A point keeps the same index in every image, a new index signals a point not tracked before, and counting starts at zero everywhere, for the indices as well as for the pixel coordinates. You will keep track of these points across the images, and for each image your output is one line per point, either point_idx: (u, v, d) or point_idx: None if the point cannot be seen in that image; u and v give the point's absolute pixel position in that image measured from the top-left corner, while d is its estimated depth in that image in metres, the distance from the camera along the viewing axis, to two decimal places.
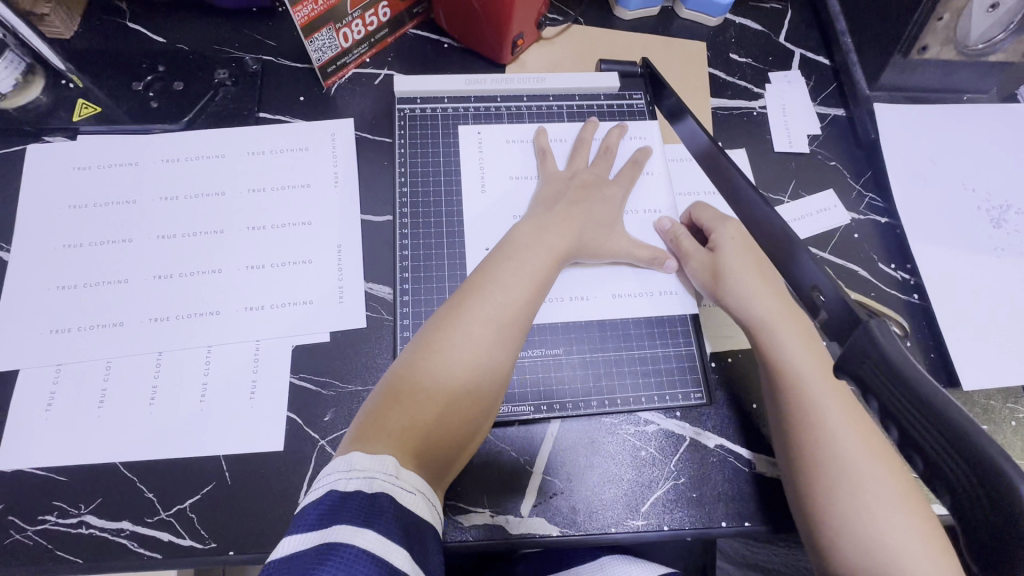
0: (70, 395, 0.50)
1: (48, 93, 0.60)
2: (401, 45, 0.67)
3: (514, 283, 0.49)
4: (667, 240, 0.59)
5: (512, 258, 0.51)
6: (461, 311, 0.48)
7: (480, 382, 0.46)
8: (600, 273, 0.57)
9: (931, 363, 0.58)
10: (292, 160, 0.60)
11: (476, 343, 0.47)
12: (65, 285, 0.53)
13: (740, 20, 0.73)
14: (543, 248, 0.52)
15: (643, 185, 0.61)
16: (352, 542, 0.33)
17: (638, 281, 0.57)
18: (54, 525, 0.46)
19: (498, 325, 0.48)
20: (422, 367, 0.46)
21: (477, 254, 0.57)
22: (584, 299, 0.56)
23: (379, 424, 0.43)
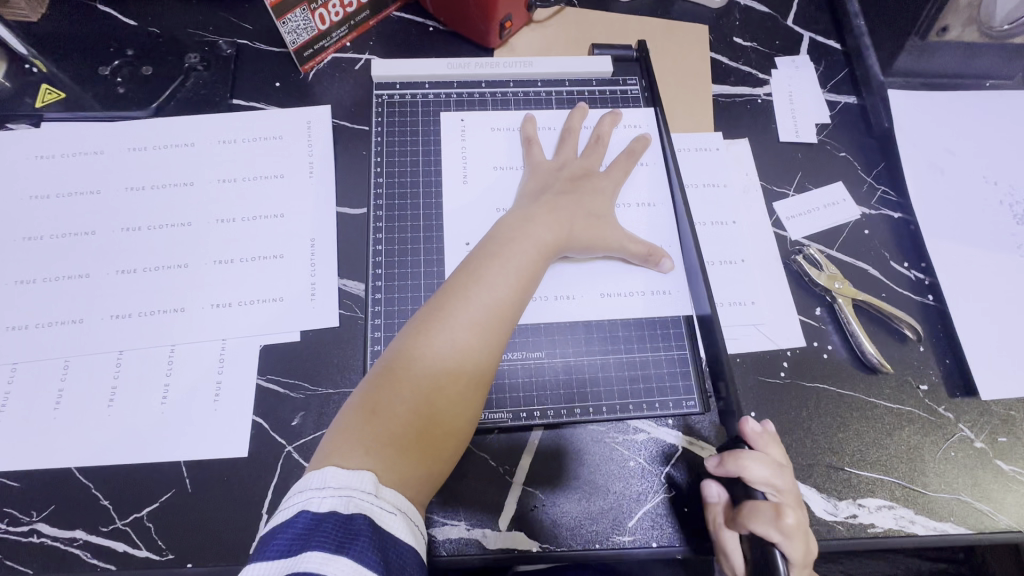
0: (26, 396, 0.47)
1: (12, 79, 0.57)
2: (383, 29, 0.64)
3: (499, 280, 0.46)
4: (662, 235, 0.55)
5: (498, 253, 0.47)
6: (445, 311, 0.44)
7: (469, 385, 0.43)
8: (588, 271, 0.53)
9: (947, 368, 0.54)
10: (265, 149, 0.57)
11: (458, 346, 0.43)
12: (23, 280, 0.50)
13: (745, 1, 0.69)
14: (531, 243, 0.48)
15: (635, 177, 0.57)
16: (324, 572, 0.32)
17: (630, 281, 0.53)
18: (4, 534, 0.44)
19: (485, 325, 0.44)
20: (404, 372, 0.42)
21: (458, 248, 0.53)
22: (571, 299, 0.52)
23: (360, 437, 0.40)
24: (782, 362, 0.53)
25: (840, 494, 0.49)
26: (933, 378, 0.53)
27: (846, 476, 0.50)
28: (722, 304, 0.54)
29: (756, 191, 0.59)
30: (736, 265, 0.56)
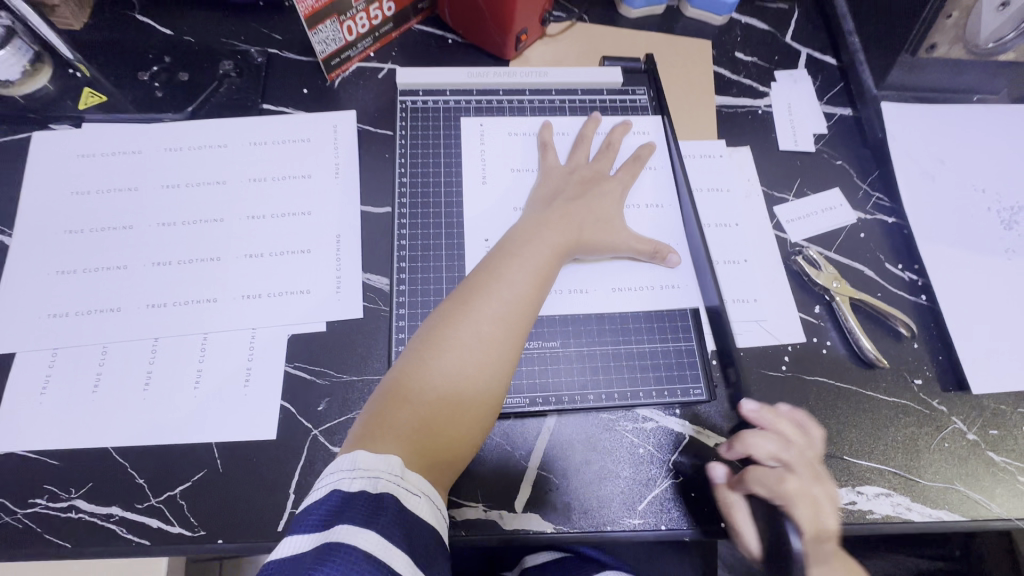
0: (66, 379, 0.49)
1: (57, 82, 0.60)
2: (405, 41, 0.67)
3: (517, 276, 0.49)
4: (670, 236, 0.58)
5: (514, 251, 0.51)
6: (468, 307, 0.47)
7: (492, 377, 0.45)
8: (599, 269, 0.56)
9: (940, 365, 0.57)
10: (294, 151, 0.60)
11: (481, 339, 0.46)
12: (64, 270, 0.53)
13: (746, 19, 0.73)
14: (546, 245, 0.51)
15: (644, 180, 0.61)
16: (352, 542, 0.34)
17: (639, 279, 0.56)
18: (44, 509, 0.46)
19: (506, 317, 0.47)
20: (429, 362, 0.45)
21: (476, 245, 0.56)
22: (584, 294, 0.55)
23: (389, 422, 0.42)
24: (784, 357, 0.56)
25: (841, 481, 0.51)
26: (927, 374, 0.56)
27: (846, 464, 0.52)
28: (727, 301, 0.57)
29: (758, 196, 0.63)
30: (740, 264, 0.59)
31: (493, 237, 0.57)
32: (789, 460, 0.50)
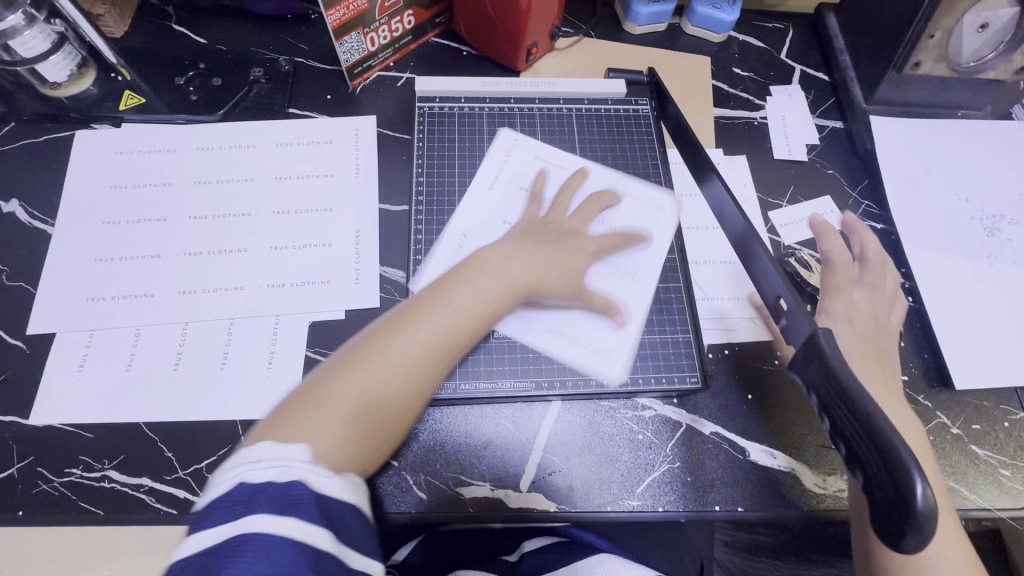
0: (102, 358, 0.53)
1: (99, 85, 0.65)
2: (423, 52, 0.72)
3: (466, 301, 0.48)
4: (635, 299, 0.58)
5: (469, 276, 0.50)
6: (415, 322, 0.46)
7: (416, 396, 0.45)
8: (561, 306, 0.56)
9: (926, 363, 0.60)
10: (318, 152, 0.64)
11: (417, 358, 0.45)
12: (102, 258, 0.57)
13: (743, 37, 0.77)
14: (507, 279, 0.50)
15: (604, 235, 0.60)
16: (263, 533, 0.33)
17: (591, 327, 0.56)
18: (79, 478, 0.49)
19: (442, 340, 0.46)
20: (361, 369, 0.43)
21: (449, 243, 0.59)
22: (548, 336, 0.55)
23: (304, 419, 0.40)
24: (776, 352, 0.58)
25: (831, 471, 0.54)
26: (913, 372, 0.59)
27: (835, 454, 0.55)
28: (722, 298, 0.60)
29: (753, 201, 0.66)
30: (735, 264, 0.62)
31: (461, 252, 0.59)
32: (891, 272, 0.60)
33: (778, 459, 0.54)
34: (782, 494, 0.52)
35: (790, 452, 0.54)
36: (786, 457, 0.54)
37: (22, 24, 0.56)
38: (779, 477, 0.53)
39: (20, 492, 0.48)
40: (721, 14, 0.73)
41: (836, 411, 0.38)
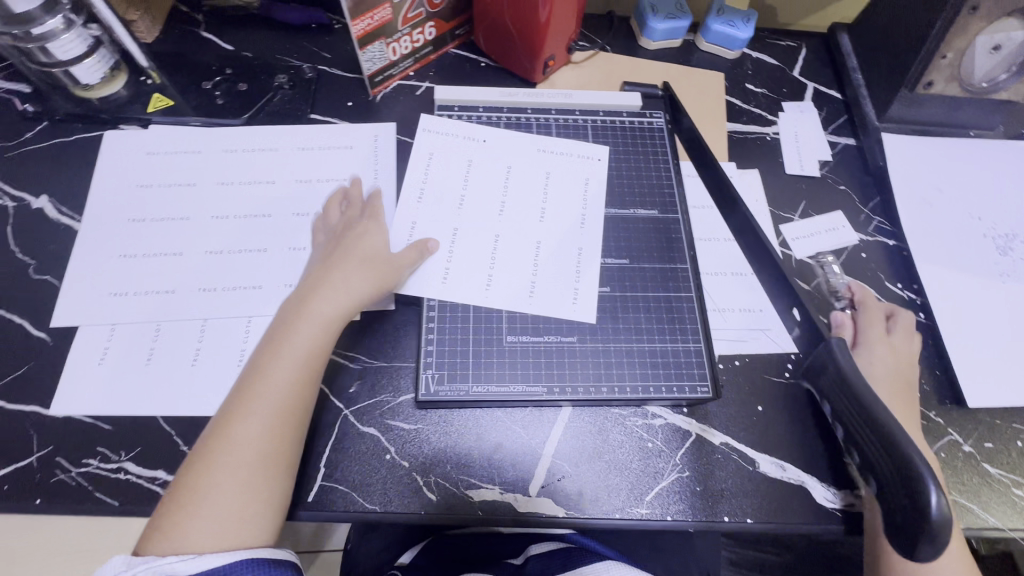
0: (122, 352, 0.54)
1: (129, 88, 0.67)
2: (442, 62, 0.74)
3: (293, 353, 0.49)
4: (514, 274, 0.59)
5: (302, 326, 0.50)
6: (256, 390, 0.47)
7: (280, 456, 0.46)
8: (459, 258, 0.59)
9: (937, 380, 0.60)
10: (339, 157, 0.65)
11: (265, 423, 0.46)
12: (126, 254, 0.58)
13: (757, 54, 0.79)
14: (302, 322, 0.50)
15: (524, 221, 0.62)
16: None
17: (471, 281, 0.58)
18: (96, 469, 0.50)
19: (273, 410, 0.46)
20: (215, 450, 0.45)
21: (422, 157, 0.64)
22: (438, 275, 0.58)
23: (181, 503, 0.43)
24: (787, 364, 0.58)
25: (840, 485, 0.53)
26: (925, 388, 0.59)
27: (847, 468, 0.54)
28: (732, 309, 0.61)
29: (765, 215, 0.67)
30: (746, 276, 0.62)
31: (429, 181, 0.63)
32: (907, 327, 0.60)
33: (787, 471, 0.54)
34: (793, 507, 0.52)
35: (800, 465, 0.54)
36: (795, 470, 0.54)
37: (59, 27, 0.58)
38: (789, 490, 0.53)
39: (39, 481, 0.49)
40: (736, 31, 0.74)
41: (851, 420, 0.39)
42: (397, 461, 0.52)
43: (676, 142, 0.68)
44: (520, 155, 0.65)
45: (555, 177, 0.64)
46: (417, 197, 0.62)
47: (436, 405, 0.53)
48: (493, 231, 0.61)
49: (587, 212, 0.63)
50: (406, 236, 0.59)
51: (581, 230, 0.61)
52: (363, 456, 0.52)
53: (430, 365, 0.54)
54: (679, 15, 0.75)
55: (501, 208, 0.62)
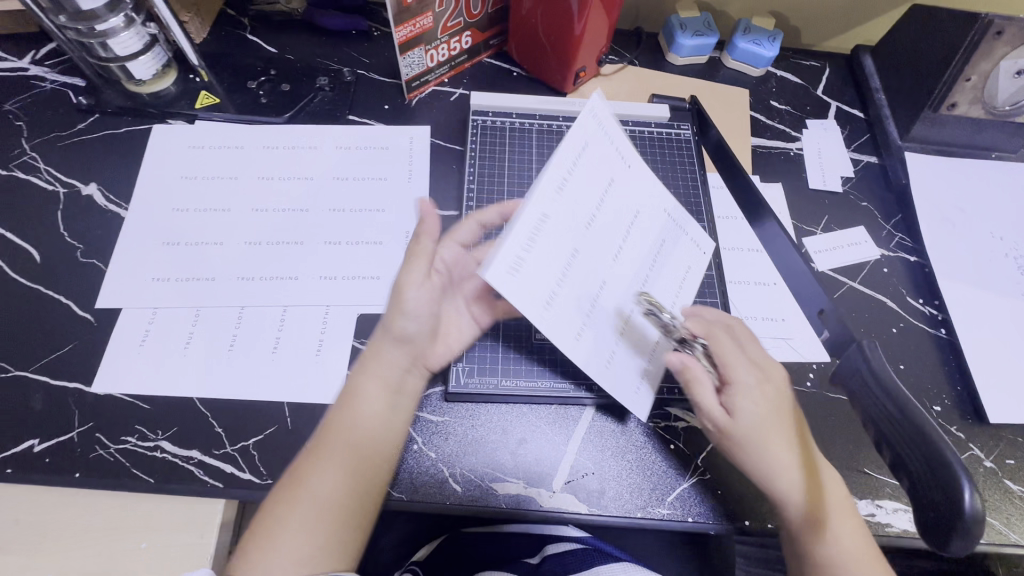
0: (162, 335, 0.56)
1: (178, 85, 0.70)
2: (476, 70, 0.76)
3: (364, 397, 0.48)
4: (601, 339, 0.49)
5: (371, 374, 0.49)
6: (332, 437, 0.46)
7: (356, 508, 0.45)
8: (568, 291, 0.45)
9: (958, 395, 0.60)
10: (375, 156, 0.68)
11: (342, 474, 0.45)
12: (169, 242, 0.61)
13: (781, 73, 0.81)
14: (374, 369, 0.49)
15: (626, 278, 0.50)
16: None
17: (564, 322, 0.45)
18: (134, 446, 0.52)
19: (348, 457, 0.46)
20: (296, 484, 0.45)
21: (588, 131, 0.44)
22: (545, 298, 0.42)
23: (263, 530, 0.43)
24: (808, 373, 0.59)
25: (861, 495, 0.53)
26: (946, 403, 0.59)
27: (870, 479, 0.54)
28: (755, 318, 0.61)
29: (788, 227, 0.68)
30: (768, 286, 0.63)
31: (575, 177, 0.42)
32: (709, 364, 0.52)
33: None
34: None
35: None
36: None
37: (121, 25, 0.61)
38: None
39: (79, 455, 0.51)
40: (762, 49, 0.76)
41: (880, 418, 0.40)
42: (423, 451, 0.53)
43: (702, 153, 0.69)
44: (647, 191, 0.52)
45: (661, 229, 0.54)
46: (562, 181, 0.41)
47: (464, 398, 0.55)
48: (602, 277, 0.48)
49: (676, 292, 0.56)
50: (530, 226, 0.39)
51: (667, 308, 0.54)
52: None
53: (461, 359, 0.56)
54: (707, 32, 0.77)
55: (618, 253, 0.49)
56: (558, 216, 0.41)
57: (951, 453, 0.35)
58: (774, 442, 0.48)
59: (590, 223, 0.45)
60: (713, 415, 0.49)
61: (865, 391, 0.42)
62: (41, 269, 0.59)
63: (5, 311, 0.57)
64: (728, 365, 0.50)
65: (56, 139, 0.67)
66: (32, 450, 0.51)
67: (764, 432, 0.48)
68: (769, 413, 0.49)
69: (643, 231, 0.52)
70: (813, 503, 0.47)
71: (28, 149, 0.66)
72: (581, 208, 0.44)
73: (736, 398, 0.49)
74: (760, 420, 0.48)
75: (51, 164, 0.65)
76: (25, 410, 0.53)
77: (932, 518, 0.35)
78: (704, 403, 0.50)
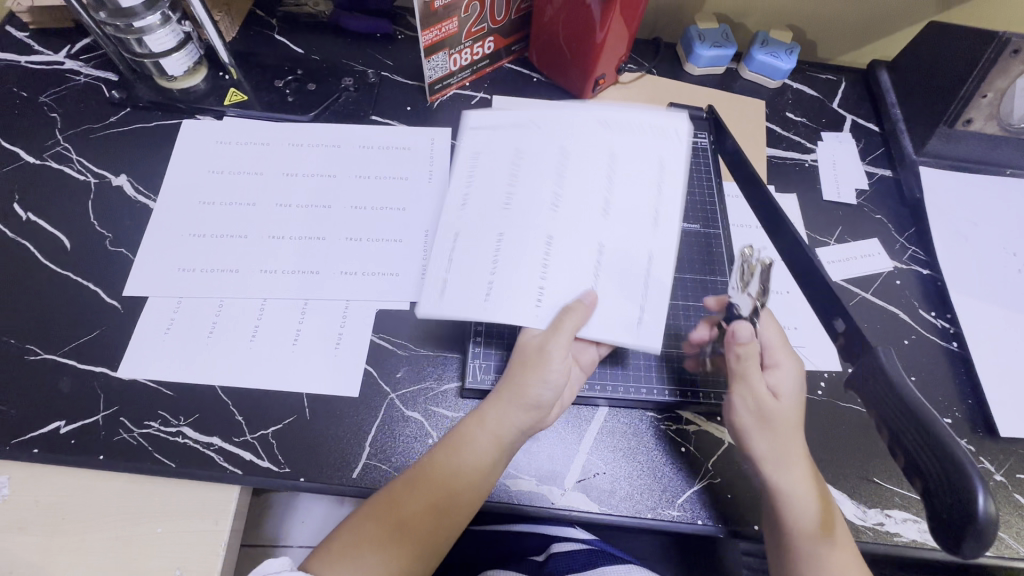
0: (187, 323, 0.57)
1: (208, 82, 0.72)
2: (497, 75, 0.78)
3: (476, 447, 0.49)
4: (572, 281, 0.52)
5: (481, 424, 0.50)
6: (432, 475, 0.48)
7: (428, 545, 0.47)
8: (504, 266, 0.52)
9: (969, 409, 0.60)
10: (396, 156, 0.69)
11: (431, 511, 0.47)
12: (195, 234, 0.62)
13: (797, 85, 0.82)
14: (485, 423, 0.50)
15: (583, 221, 0.54)
16: None
17: (514, 297, 0.52)
18: (156, 431, 0.53)
19: (442, 497, 0.48)
20: (393, 510, 0.47)
21: (461, 161, 0.58)
22: (481, 292, 0.52)
23: (346, 541, 0.46)
24: (819, 382, 0.59)
25: (870, 503, 0.54)
26: (956, 416, 0.60)
27: (879, 488, 0.55)
28: None
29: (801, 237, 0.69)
30: (781, 294, 0.64)
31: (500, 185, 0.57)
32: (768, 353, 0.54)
33: None
34: None
35: (831, 480, 0.55)
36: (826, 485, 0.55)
37: (158, 23, 0.62)
38: None
39: (103, 438, 0.52)
40: (779, 62, 0.77)
41: (893, 421, 0.41)
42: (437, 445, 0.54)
43: (718, 162, 0.70)
44: (535, 145, 0.58)
45: (625, 162, 0.57)
46: (460, 207, 0.56)
47: (479, 394, 0.56)
48: (545, 231, 0.54)
49: (659, 203, 0.55)
50: (445, 247, 0.54)
51: (650, 231, 0.54)
52: (406, 439, 0.54)
53: (477, 356, 0.57)
54: (725, 44, 0.78)
55: (556, 207, 0.55)
56: (472, 234, 0.55)
57: (968, 458, 0.36)
58: (798, 430, 0.51)
59: (501, 209, 0.55)
60: (764, 392, 0.51)
61: (879, 394, 0.42)
62: (70, 256, 0.61)
63: (35, 296, 0.59)
64: (774, 347, 0.53)
65: (88, 131, 0.69)
66: (58, 432, 0.52)
67: (798, 420, 0.51)
68: (802, 400, 0.53)
69: (590, 176, 0.56)
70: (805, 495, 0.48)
71: (61, 140, 0.68)
72: (496, 208, 0.56)
73: (778, 379, 0.52)
74: (795, 403, 0.52)
75: (83, 155, 0.67)
76: (52, 392, 0.54)
77: (945, 520, 0.36)
78: (751, 379, 0.51)
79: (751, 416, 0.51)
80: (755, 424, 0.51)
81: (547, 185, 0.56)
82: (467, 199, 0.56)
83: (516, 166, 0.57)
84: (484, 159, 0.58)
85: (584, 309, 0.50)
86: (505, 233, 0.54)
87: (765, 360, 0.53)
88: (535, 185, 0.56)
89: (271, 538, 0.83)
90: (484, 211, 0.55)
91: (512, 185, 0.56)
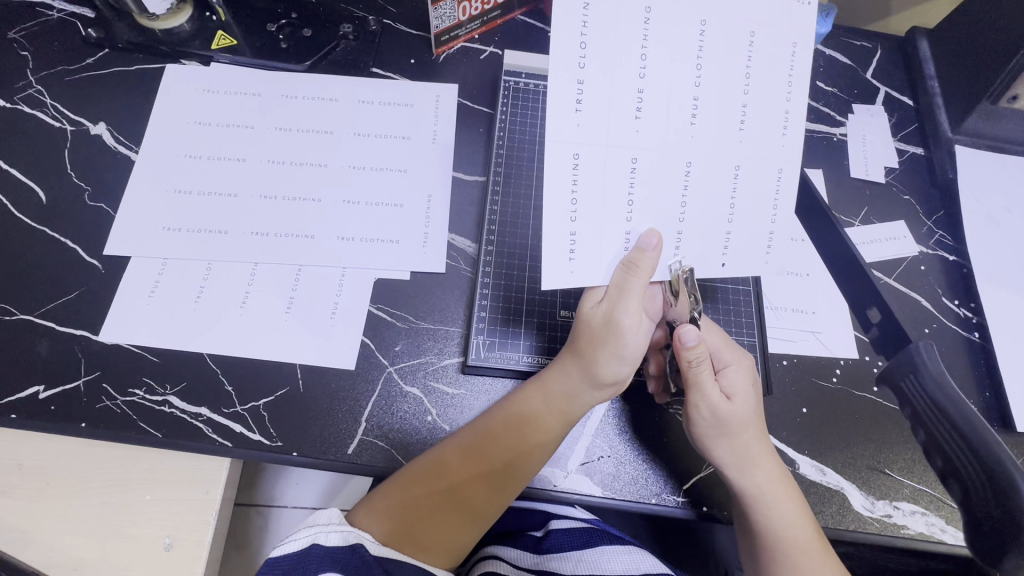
0: (173, 286, 0.54)
1: (193, 23, 0.65)
2: (508, 28, 0.70)
3: (538, 421, 0.48)
4: (661, 210, 0.40)
5: (547, 394, 0.48)
6: (492, 441, 0.47)
7: (477, 512, 0.46)
8: (647, 195, 0.39)
9: (986, 403, 0.58)
10: (398, 113, 0.63)
11: (486, 477, 0.46)
12: (181, 190, 0.58)
13: (830, 51, 0.76)
14: (551, 395, 0.48)
15: (723, 134, 0.38)
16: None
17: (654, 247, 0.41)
18: (140, 399, 0.50)
19: (501, 466, 0.46)
20: (447, 469, 0.46)
21: (571, 8, 0.35)
22: (564, 252, 0.39)
23: (390, 498, 0.45)
24: (835, 369, 0.57)
25: (881, 494, 0.52)
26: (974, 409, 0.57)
27: (888, 479, 0.53)
28: (786, 309, 0.59)
29: None
30: (801, 276, 0.61)
31: (647, 52, 0.37)
32: (717, 354, 0.51)
33: (826, 476, 0.53)
34: (833, 511, 0.52)
35: (840, 470, 0.53)
36: (835, 475, 0.53)
37: None
38: (828, 494, 0.52)
39: (85, 405, 0.50)
40: None
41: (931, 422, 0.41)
42: (438, 423, 0.52)
43: None
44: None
45: (765, 51, 0.38)
46: (575, 109, 0.37)
47: (483, 372, 0.53)
48: (686, 151, 0.38)
49: (790, 110, 0.39)
50: (567, 180, 0.38)
51: (783, 143, 0.39)
52: (405, 414, 0.52)
53: (483, 332, 0.54)
54: None
55: (693, 112, 0.38)
56: (599, 154, 0.38)
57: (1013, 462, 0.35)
58: (756, 432, 0.49)
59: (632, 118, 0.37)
60: (717, 398, 0.47)
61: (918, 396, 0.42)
62: (45, 210, 0.57)
63: (9, 251, 0.55)
64: (719, 349, 0.51)
65: (63, 73, 0.63)
66: (37, 397, 0.50)
67: (754, 420, 0.49)
68: (757, 399, 0.50)
69: (730, 56, 0.38)
70: (771, 492, 0.47)
71: (33, 82, 0.63)
72: (615, 114, 0.37)
73: (731, 381, 0.49)
74: (752, 406, 0.49)
75: (57, 99, 0.62)
76: (29, 354, 0.51)
77: (988, 526, 0.36)
78: (705, 384, 0.47)
79: (708, 424, 0.48)
80: (712, 432, 0.48)
81: (681, 76, 0.37)
82: (583, 88, 0.37)
83: (648, 28, 0.36)
84: (603, 14, 0.36)
85: (651, 256, 0.40)
86: (641, 152, 0.38)
87: (717, 362, 0.51)
88: (673, 65, 0.37)
89: (267, 498, 0.82)
90: (608, 107, 0.37)
91: (644, 56, 0.37)
